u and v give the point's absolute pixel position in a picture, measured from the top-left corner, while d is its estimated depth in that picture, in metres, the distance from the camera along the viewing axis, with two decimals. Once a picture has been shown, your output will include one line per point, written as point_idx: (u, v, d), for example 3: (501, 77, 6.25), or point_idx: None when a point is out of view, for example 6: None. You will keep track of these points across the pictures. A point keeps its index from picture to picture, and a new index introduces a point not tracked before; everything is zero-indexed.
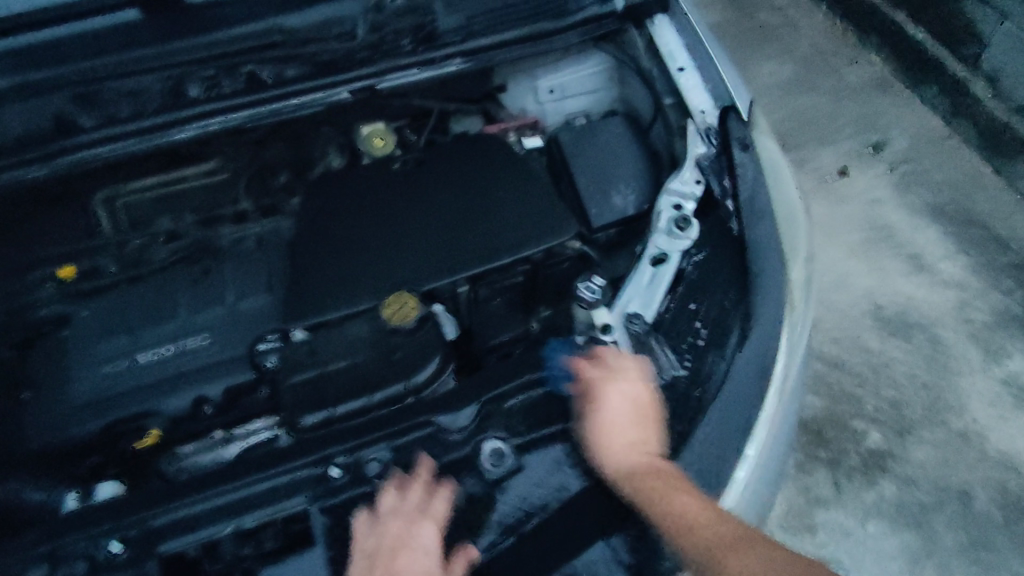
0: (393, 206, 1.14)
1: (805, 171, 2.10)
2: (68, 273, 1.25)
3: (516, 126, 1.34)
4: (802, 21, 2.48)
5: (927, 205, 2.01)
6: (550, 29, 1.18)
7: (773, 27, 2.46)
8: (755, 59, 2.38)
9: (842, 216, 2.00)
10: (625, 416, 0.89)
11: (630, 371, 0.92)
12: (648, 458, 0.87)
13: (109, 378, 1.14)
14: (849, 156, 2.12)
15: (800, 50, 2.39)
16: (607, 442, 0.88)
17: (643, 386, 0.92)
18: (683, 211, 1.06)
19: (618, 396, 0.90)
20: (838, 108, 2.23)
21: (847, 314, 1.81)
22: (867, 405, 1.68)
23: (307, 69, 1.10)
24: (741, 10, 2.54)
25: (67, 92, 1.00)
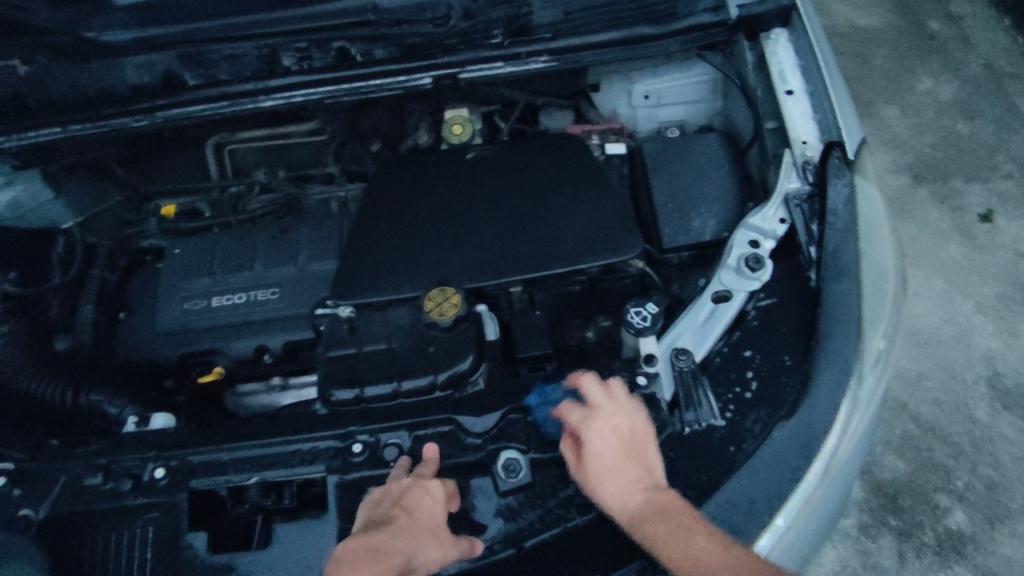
0: (459, 197, 1.14)
1: (943, 208, 1.86)
2: (169, 212, 1.38)
3: (602, 129, 1.30)
4: (978, 36, 2.17)
5: None
6: (650, 34, 1.10)
7: (941, 39, 2.17)
8: (904, 74, 2.11)
9: (978, 265, 1.76)
10: (615, 454, 0.81)
11: (610, 403, 0.83)
12: (651, 492, 0.79)
13: (187, 314, 1.23)
14: (1001, 199, 1.85)
15: (967, 70, 2.10)
16: (600, 485, 0.80)
17: (628, 416, 0.83)
18: (759, 250, 0.98)
19: (602, 435, 0.81)
20: (1000, 142, 1.94)
21: (957, 378, 1.61)
22: (957, 480, 1.51)
23: (394, 50, 1.11)
24: (907, 15, 2.24)
25: (176, 51, 1.09)
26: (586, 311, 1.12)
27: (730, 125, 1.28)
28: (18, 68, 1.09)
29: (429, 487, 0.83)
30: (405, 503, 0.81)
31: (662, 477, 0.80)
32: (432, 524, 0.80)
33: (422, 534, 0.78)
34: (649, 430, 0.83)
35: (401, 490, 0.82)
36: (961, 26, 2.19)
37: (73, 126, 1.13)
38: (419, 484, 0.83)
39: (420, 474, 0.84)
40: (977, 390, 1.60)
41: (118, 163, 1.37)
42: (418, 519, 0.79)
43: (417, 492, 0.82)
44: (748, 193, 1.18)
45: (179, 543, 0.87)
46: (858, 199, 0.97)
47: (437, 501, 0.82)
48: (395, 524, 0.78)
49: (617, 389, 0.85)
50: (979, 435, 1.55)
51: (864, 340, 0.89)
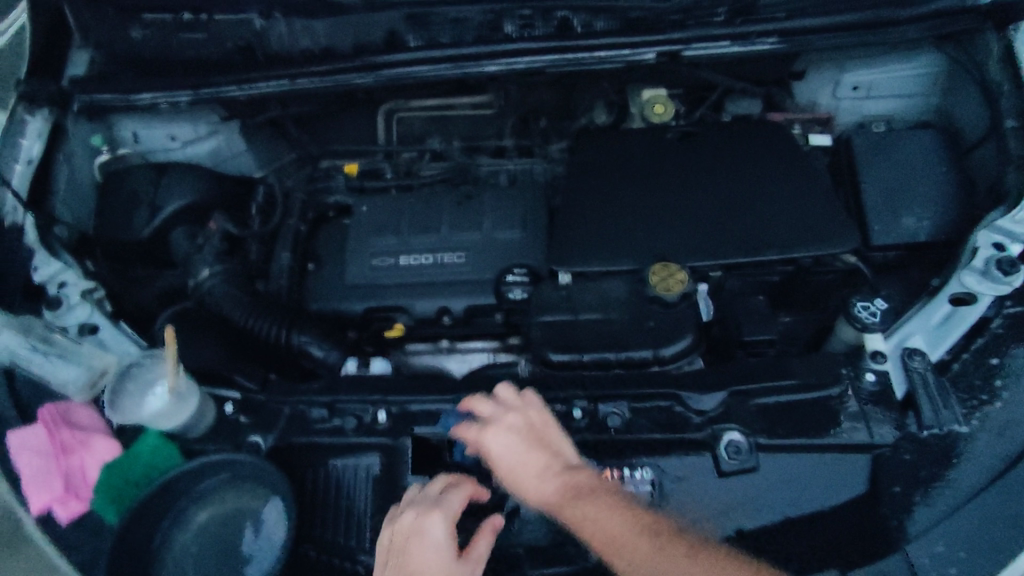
0: (665, 177, 1.13)
1: None
2: (352, 170, 1.44)
3: (805, 119, 1.28)
4: None
5: None
6: (890, 17, 1.05)
7: None
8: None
9: None
10: (519, 450, 0.82)
11: (503, 408, 0.85)
12: (565, 476, 0.80)
13: (375, 270, 1.28)
14: None
15: None
16: (518, 484, 0.82)
17: (518, 413, 0.85)
18: (1009, 252, 0.91)
19: (501, 439, 0.83)
20: None
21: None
22: None
23: (615, 23, 1.11)
24: None
25: (404, 12, 1.13)
26: (778, 300, 1.09)
27: (949, 122, 1.21)
28: (253, 22, 1.17)
29: (425, 531, 0.80)
30: (406, 553, 0.79)
31: (572, 460, 0.82)
32: (434, 562, 0.78)
33: (425, 573, 0.78)
34: (547, 420, 0.85)
35: (401, 536, 0.81)
36: None
37: (301, 80, 1.21)
38: (415, 530, 0.80)
39: (419, 511, 0.82)
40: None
41: (300, 122, 1.45)
42: (417, 564, 0.78)
43: (414, 541, 0.79)
44: (971, 195, 1.11)
45: (400, 485, 0.90)
46: None
47: (438, 540, 0.79)
48: None
49: (507, 395, 0.87)
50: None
51: None
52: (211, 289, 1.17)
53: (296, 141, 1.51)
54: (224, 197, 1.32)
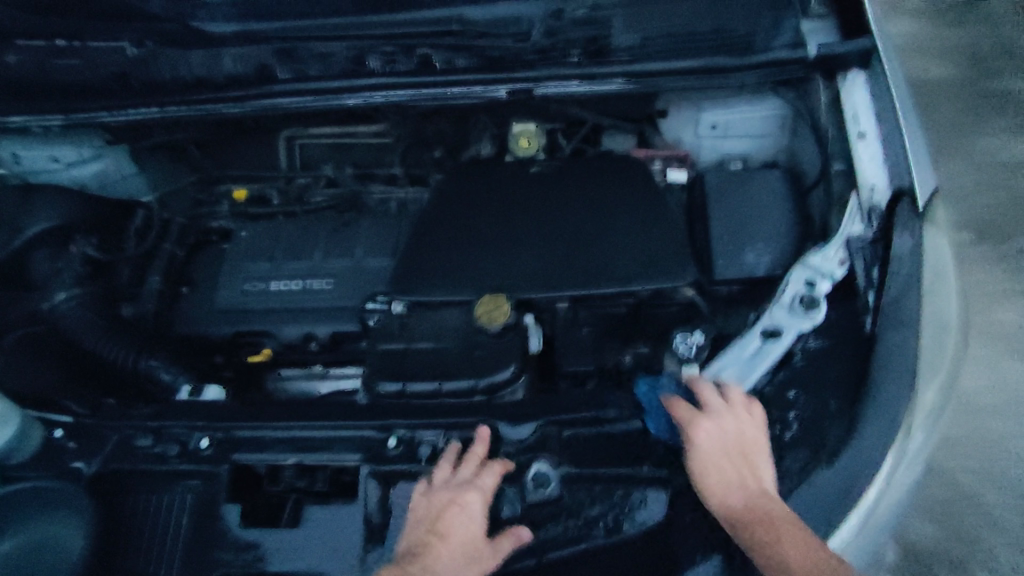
0: (519, 209, 1.16)
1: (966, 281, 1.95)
2: (240, 196, 1.44)
3: (664, 155, 1.30)
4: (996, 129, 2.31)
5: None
6: (728, 65, 1.10)
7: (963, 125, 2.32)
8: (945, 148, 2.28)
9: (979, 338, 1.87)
10: (723, 452, 0.84)
11: (729, 407, 0.87)
12: (756, 496, 0.81)
13: (246, 294, 1.29)
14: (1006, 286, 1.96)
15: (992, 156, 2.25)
16: (705, 482, 0.83)
17: (739, 419, 0.86)
18: (814, 290, 0.97)
19: (714, 432, 0.85)
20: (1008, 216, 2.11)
21: (1000, 446, 1.66)
22: (961, 525, 1.58)
23: (475, 61, 1.14)
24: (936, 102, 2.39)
25: (274, 45, 1.15)
26: (626, 336, 1.06)
27: (794, 164, 1.27)
28: (127, 51, 1.17)
29: (463, 505, 0.84)
30: (439, 523, 0.84)
31: (768, 486, 0.82)
32: (462, 539, 0.84)
33: (452, 548, 0.83)
34: (761, 440, 0.86)
35: (436, 509, 0.85)
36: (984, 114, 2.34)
37: (170, 107, 1.18)
38: (456, 502, 0.84)
39: (455, 490, 0.86)
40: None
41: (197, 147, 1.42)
42: (450, 536, 0.83)
43: (451, 512, 0.84)
44: (806, 233, 1.17)
45: (216, 511, 0.92)
46: (926, 248, 0.96)
47: (472, 517, 0.85)
48: (428, 553, 0.82)
49: (735, 396, 0.89)
50: (1013, 502, 1.61)
51: (916, 395, 0.87)
52: (65, 313, 1.21)
53: (194, 167, 1.48)
54: (92, 218, 1.31)
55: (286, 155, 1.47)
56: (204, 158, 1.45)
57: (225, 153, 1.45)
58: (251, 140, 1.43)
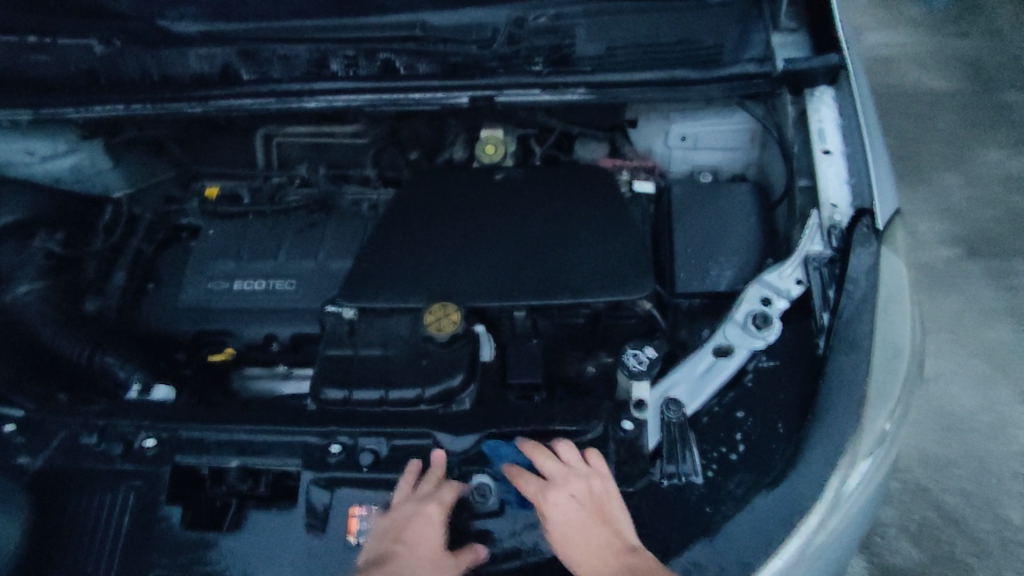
0: (478, 219, 1.16)
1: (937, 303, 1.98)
2: (212, 193, 1.43)
3: (633, 165, 1.29)
4: (982, 149, 2.32)
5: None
6: (691, 77, 1.12)
7: (947, 145, 2.34)
8: (940, 163, 2.29)
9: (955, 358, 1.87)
10: (577, 522, 0.81)
11: (570, 472, 0.84)
12: (624, 553, 0.78)
13: (210, 293, 1.28)
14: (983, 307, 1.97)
15: (977, 175, 2.25)
16: (571, 554, 0.80)
17: (585, 480, 0.84)
18: (769, 309, 0.96)
19: (561, 504, 0.82)
20: (989, 236, 2.12)
21: (962, 464, 1.68)
22: (932, 548, 1.58)
23: (437, 67, 1.15)
24: (924, 120, 2.40)
25: (237, 46, 1.16)
26: (587, 345, 1.11)
27: (765, 178, 1.26)
28: (93, 47, 1.18)
29: (424, 515, 0.83)
30: (403, 534, 0.82)
31: (631, 539, 0.80)
32: (433, 551, 0.81)
33: (423, 561, 0.80)
34: (614, 496, 0.83)
35: (400, 520, 0.83)
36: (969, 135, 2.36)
37: (135, 106, 1.21)
38: (417, 513, 0.83)
39: (415, 503, 0.84)
40: (1015, 472, 1.67)
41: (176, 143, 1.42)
42: (416, 545, 0.81)
43: (414, 523, 0.82)
44: (772, 249, 1.15)
45: (156, 514, 0.91)
46: (882, 268, 0.94)
47: (437, 526, 0.83)
48: (394, 561, 0.80)
49: (570, 455, 0.87)
50: (981, 523, 1.60)
51: (864, 418, 0.84)
52: (27, 306, 1.22)
53: (172, 162, 1.48)
54: (59, 212, 1.35)
55: (264, 154, 1.46)
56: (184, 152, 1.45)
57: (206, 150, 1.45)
58: (230, 137, 1.44)
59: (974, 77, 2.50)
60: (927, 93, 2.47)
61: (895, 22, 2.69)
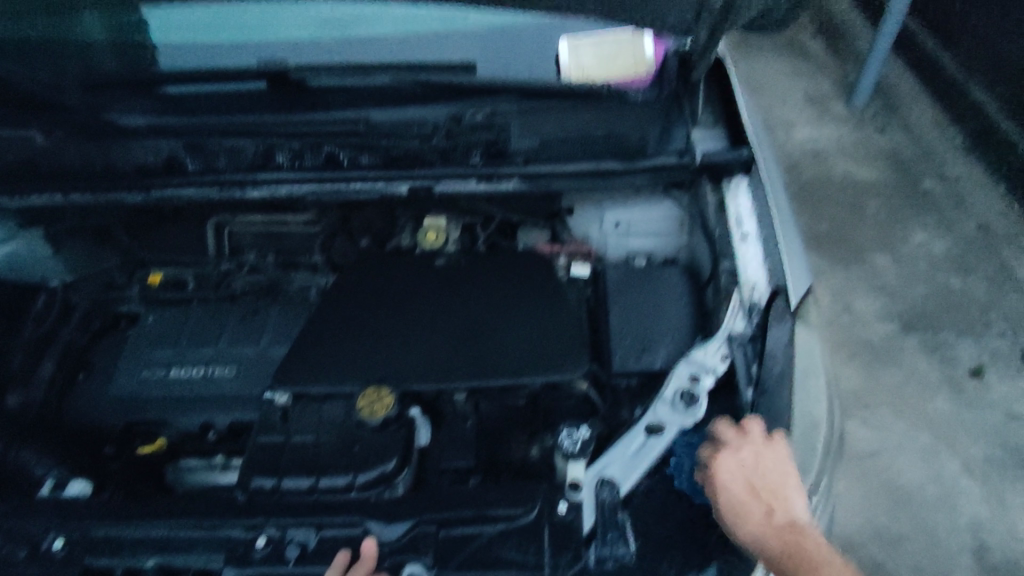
0: (417, 305, 1.19)
1: (878, 377, 2.07)
2: (155, 280, 1.42)
3: (572, 250, 1.35)
4: (906, 230, 2.50)
5: (981, 428, 1.96)
6: (617, 167, 1.19)
7: (873, 228, 2.51)
8: (870, 244, 2.46)
9: (895, 431, 1.94)
10: (741, 493, 0.88)
11: (749, 444, 0.91)
12: (786, 528, 0.88)
13: (141, 382, 1.25)
14: (921, 380, 2.06)
15: (904, 256, 2.41)
16: (739, 520, 0.86)
17: (763, 458, 0.90)
18: (697, 387, 0.99)
19: (737, 469, 0.89)
20: (922, 312, 2.24)
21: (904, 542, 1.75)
22: None
23: (379, 159, 1.24)
24: (850, 205, 2.60)
25: (183, 139, 1.23)
26: (532, 428, 1.08)
27: (693, 259, 1.33)
28: (36, 140, 1.23)
29: None
30: None
31: (796, 516, 0.90)
32: None
33: None
34: (780, 473, 0.91)
35: None
36: (894, 217, 2.55)
37: (77, 195, 1.23)
38: None
39: None
40: (964, 545, 1.74)
41: (124, 231, 1.39)
42: None
43: None
44: (702, 327, 1.20)
45: None
46: (796, 347, 1.01)
47: None
48: None
49: (752, 427, 0.93)
50: None
51: (785, 493, 0.91)
52: None
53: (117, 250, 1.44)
54: None
55: (215, 240, 1.42)
56: (132, 239, 1.41)
57: (155, 239, 1.42)
58: (177, 226, 1.40)
59: (896, 166, 2.74)
60: (853, 180, 2.69)
61: (821, 119, 2.96)
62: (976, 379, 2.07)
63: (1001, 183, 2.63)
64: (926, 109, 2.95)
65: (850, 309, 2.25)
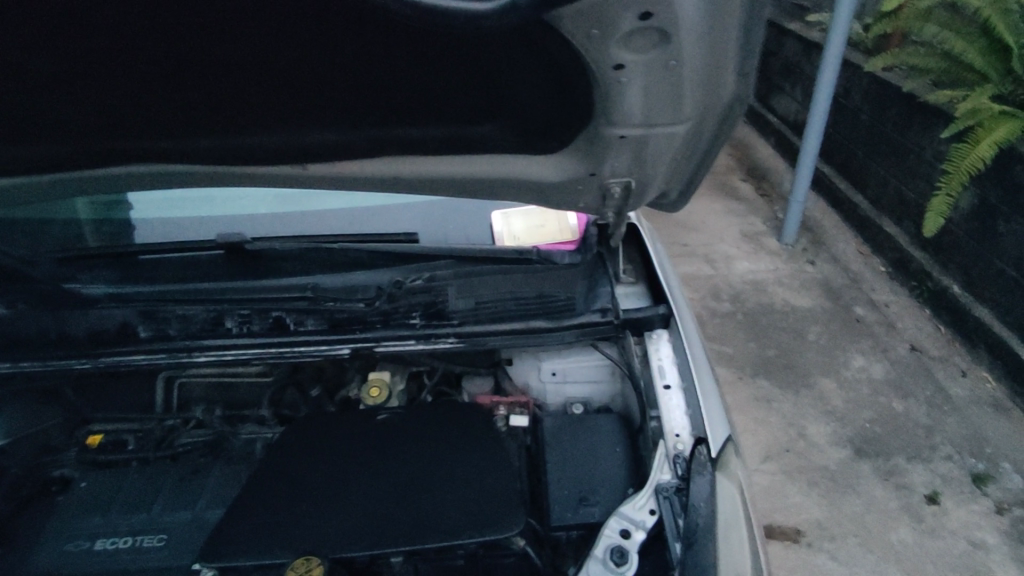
0: (355, 464, 1.21)
1: (837, 508, 2.08)
2: (94, 441, 1.42)
3: (509, 401, 1.39)
4: (846, 357, 2.63)
5: (948, 559, 1.94)
6: (543, 325, 1.30)
7: (815, 355, 2.64)
8: (814, 370, 2.57)
9: (862, 568, 1.91)
10: None
11: None
12: None
13: (65, 556, 1.19)
14: (879, 509, 2.07)
15: (846, 382, 2.52)
16: None
17: None
18: (626, 542, 1.02)
19: None
20: (871, 438, 2.30)
21: None
22: None
23: (323, 323, 1.31)
24: (791, 334, 2.74)
25: (138, 307, 1.29)
26: None
27: (627, 406, 1.40)
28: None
29: None
30: None
31: None
32: None
33: None
34: None
35: None
36: (833, 345, 2.69)
37: (24, 363, 1.27)
38: None
39: None
40: None
41: (72, 388, 1.45)
42: None
43: None
44: (637, 475, 1.23)
45: None
46: (719, 494, 1.01)
47: None
48: None
49: None
50: None
51: None
52: None
53: (64, 406, 1.46)
54: None
55: (163, 394, 1.47)
56: (82, 396, 1.47)
57: (107, 393, 1.47)
58: (131, 378, 1.47)
59: (829, 296, 2.94)
60: (792, 310, 2.87)
61: (757, 253, 3.21)
62: (933, 507, 2.08)
63: (925, 307, 2.82)
64: (850, 244, 3.23)
65: (804, 434, 2.31)
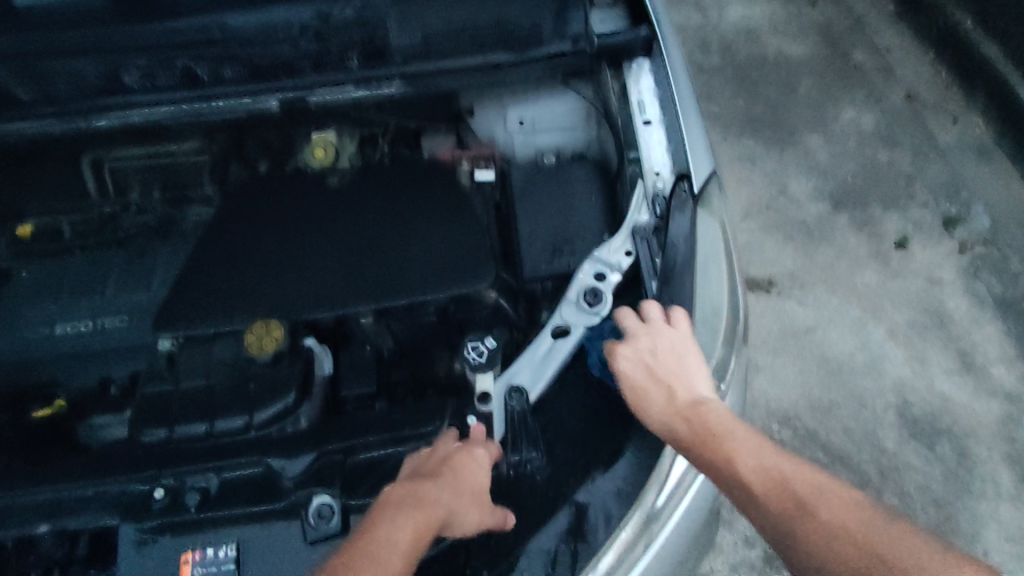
0: (308, 230, 1.13)
1: (810, 258, 2.10)
2: (25, 232, 1.26)
3: (473, 155, 1.27)
4: (836, 107, 2.46)
5: (907, 296, 2.02)
6: (505, 60, 1.10)
7: (804, 107, 2.47)
8: (801, 125, 2.42)
9: (827, 310, 2.00)
10: (640, 375, 0.89)
11: (657, 328, 0.91)
12: (687, 406, 0.87)
13: (27, 341, 1.14)
14: (850, 255, 2.11)
15: (833, 134, 2.39)
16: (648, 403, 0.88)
17: (656, 338, 0.90)
18: (602, 284, 1.01)
19: (633, 358, 0.90)
20: (850, 189, 2.25)
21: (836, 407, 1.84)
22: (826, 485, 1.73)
23: (243, 69, 1.10)
24: (781, 86, 2.53)
25: (11, 66, 1.04)
26: (452, 341, 1.08)
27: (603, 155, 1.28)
28: None
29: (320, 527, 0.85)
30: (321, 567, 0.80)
31: (697, 392, 0.88)
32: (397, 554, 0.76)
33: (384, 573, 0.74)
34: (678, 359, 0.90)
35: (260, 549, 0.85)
36: (824, 95, 2.49)
37: None
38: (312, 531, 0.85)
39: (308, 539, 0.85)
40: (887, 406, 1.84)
41: None
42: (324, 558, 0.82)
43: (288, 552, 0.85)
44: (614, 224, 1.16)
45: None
46: (698, 233, 0.99)
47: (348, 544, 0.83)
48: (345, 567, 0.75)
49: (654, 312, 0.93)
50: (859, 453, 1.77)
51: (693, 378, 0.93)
52: None
53: None
54: None
55: (96, 182, 1.28)
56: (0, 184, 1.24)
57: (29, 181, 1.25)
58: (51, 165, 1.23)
59: (827, 41, 2.65)
60: (785, 60, 2.61)
61: None
62: (901, 251, 2.11)
63: (927, 48, 2.57)
64: None
65: (786, 191, 2.25)
